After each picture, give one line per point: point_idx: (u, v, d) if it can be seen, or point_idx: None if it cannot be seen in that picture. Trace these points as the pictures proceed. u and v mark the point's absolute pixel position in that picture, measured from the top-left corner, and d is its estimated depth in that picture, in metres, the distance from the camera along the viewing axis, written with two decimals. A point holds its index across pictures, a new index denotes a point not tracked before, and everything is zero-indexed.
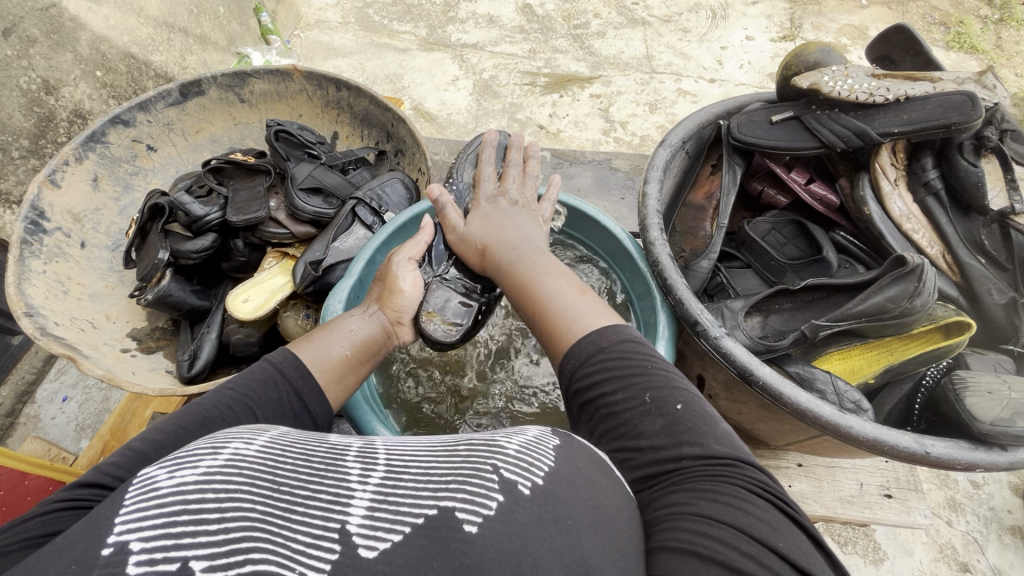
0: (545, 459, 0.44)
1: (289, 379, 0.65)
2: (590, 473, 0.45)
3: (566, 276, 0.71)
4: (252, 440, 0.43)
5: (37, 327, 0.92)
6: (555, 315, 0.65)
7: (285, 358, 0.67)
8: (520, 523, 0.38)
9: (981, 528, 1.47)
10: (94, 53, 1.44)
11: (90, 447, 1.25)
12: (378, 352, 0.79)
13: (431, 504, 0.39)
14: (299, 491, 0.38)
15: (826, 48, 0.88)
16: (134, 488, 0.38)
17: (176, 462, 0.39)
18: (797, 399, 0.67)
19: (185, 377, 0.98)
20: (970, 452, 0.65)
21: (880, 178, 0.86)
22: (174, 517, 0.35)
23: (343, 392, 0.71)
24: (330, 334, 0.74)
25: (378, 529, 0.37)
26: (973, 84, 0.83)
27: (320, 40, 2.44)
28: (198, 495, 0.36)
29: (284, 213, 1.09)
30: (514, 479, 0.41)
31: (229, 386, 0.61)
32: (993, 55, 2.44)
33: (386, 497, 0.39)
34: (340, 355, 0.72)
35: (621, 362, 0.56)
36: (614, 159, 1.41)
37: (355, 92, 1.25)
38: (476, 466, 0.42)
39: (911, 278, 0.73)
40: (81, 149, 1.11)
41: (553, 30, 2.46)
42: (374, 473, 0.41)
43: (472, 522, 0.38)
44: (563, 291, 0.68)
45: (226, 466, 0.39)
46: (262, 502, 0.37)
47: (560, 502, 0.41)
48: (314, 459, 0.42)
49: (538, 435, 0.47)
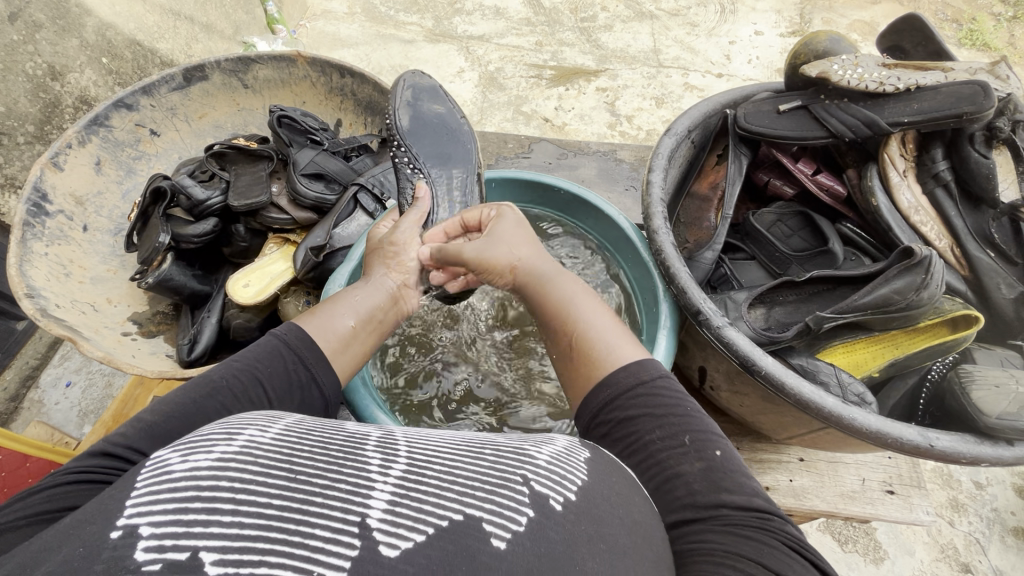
0: (576, 474, 0.45)
1: (296, 350, 0.63)
2: (621, 491, 0.47)
3: (590, 294, 0.69)
4: (267, 428, 0.43)
5: (38, 308, 0.92)
6: (586, 345, 0.62)
7: (290, 329, 0.65)
8: (551, 542, 0.39)
9: (983, 529, 1.46)
10: (100, 39, 1.43)
11: (92, 431, 1.26)
12: (385, 319, 0.76)
13: (456, 510, 0.38)
14: (317, 481, 0.38)
15: (836, 36, 0.86)
16: (147, 470, 0.38)
17: (189, 448, 0.40)
18: (801, 389, 0.66)
19: (185, 360, 0.98)
20: (975, 445, 0.64)
21: (889, 169, 0.84)
22: (187, 503, 0.35)
23: (353, 362, 0.69)
24: (333, 309, 0.71)
25: (400, 527, 0.36)
26: (986, 74, 0.82)
27: (326, 30, 2.43)
28: (211, 483, 0.36)
29: (286, 199, 1.08)
30: (546, 494, 0.42)
31: (235, 358, 0.61)
32: (1006, 53, 2.40)
33: (407, 494, 0.38)
34: (347, 327, 0.70)
35: (653, 401, 0.57)
36: (619, 150, 1.40)
37: (359, 79, 1.24)
38: (506, 476, 0.42)
39: (919, 270, 0.72)
40: (84, 132, 1.11)
41: (560, 23, 2.44)
42: (395, 466, 0.41)
43: (501, 537, 0.38)
44: (591, 313, 0.66)
45: (239, 453, 0.39)
46: (279, 494, 0.36)
47: (590, 519, 0.42)
48: (331, 448, 0.42)
49: (568, 446, 0.49)
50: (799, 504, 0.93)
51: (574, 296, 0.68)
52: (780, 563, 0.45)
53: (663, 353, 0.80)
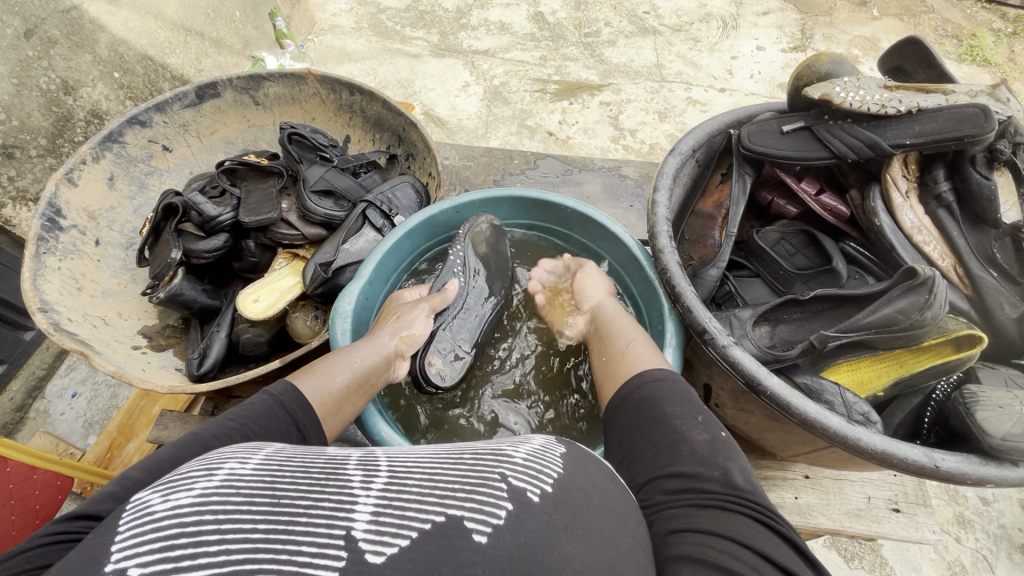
0: (551, 467, 0.46)
1: (290, 410, 0.63)
2: (597, 482, 0.48)
3: (634, 328, 0.84)
4: (246, 460, 0.44)
5: (51, 323, 0.94)
6: (628, 351, 0.77)
7: (286, 390, 0.65)
8: (529, 531, 0.40)
9: (991, 546, 1.45)
10: (113, 55, 1.47)
11: (98, 443, 1.28)
12: (376, 381, 0.79)
13: (438, 511, 0.39)
14: (300, 502, 0.39)
15: (838, 58, 0.88)
16: (128, 514, 0.38)
17: (168, 487, 0.40)
18: (806, 408, 0.67)
19: (194, 375, 0.99)
20: (980, 467, 0.64)
21: (892, 190, 0.85)
22: (172, 541, 0.35)
23: (339, 423, 0.70)
24: (331, 364, 0.74)
25: (384, 534, 0.37)
26: (986, 97, 0.83)
27: (334, 44, 2.46)
28: (194, 519, 0.36)
29: (295, 215, 1.09)
30: (523, 487, 0.43)
31: (229, 415, 0.58)
32: (1006, 68, 2.42)
33: (390, 503, 0.39)
34: (340, 386, 0.72)
35: (666, 392, 0.64)
36: (623, 166, 1.42)
37: (368, 96, 1.26)
38: (483, 476, 0.43)
39: (922, 290, 0.73)
40: (98, 149, 1.13)
41: (564, 38, 2.48)
42: (376, 480, 0.41)
43: (481, 532, 0.39)
44: (632, 338, 0.80)
45: (220, 487, 0.39)
46: (264, 519, 0.37)
47: (566, 507, 0.43)
48: (311, 472, 0.42)
49: (544, 443, 0.50)
50: (804, 522, 0.93)
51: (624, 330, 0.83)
52: (746, 536, 0.46)
53: None
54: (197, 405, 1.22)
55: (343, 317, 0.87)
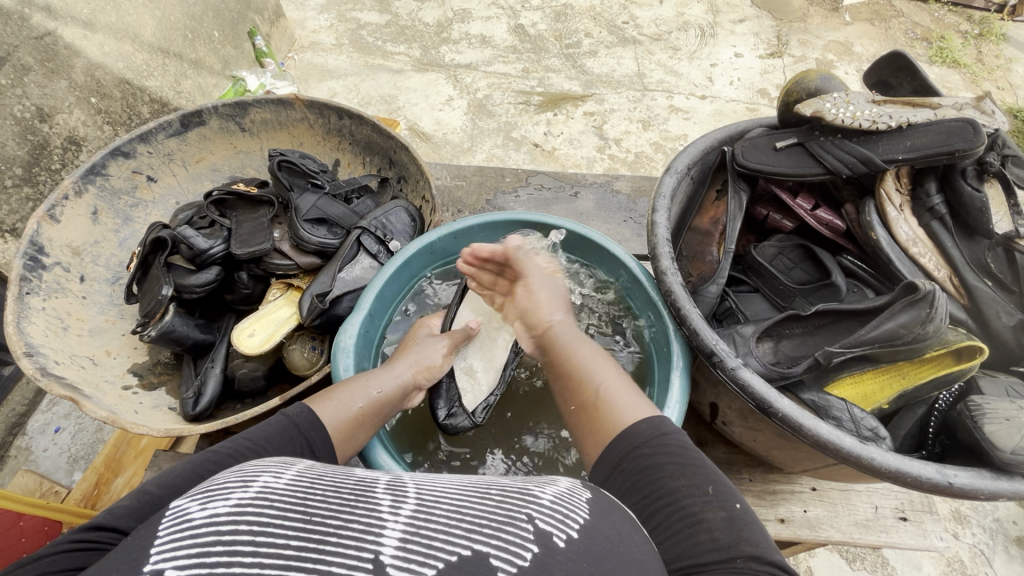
0: (577, 512, 0.45)
1: (303, 432, 0.62)
2: (622, 531, 0.46)
3: (607, 361, 0.74)
4: (280, 474, 0.43)
5: (38, 367, 0.90)
6: (603, 401, 0.66)
7: (302, 412, 0.64)
8: (554, 573, 0.38)
9: (987, 541, 1.47)
10: (89, 80, 1.43)
11: (84, 480, 1.23)
12: (389, 411, 0.77)
13: (465, 545, 0.38)
14: (331, 521, 0.38)
15: (826, 75, 0.90)
16: (168, 519, 0.38)
17: (208, 495, 0.39)
18: (819, 430, 0.67)
19: (190, 415, 0.95)
20: (992, 481, 0.64)
21: (886, 205, 0.86)
22: (209, 548, 0.34)
23: (349, 447, 0.68)
24: (349, 391, 0.72)
25: (412, 562, 0.36)
26: (973, 109, 0.85)
27: (314, 61, 2.45)
28: (231, 528, 0.36)
29: (289, 244, 1.07)
30: (549, 530, 0.41)
31: (243, 437, 0.57)
32: (975, 69, 2.49)
33: (418, 530, 0.38)
34: (357, 411, 0.70)
35: (669, 451, 0.58)
36: (614, 181, 1.42)
37: (357, 120, 1.25)
38: (511, 515, 0.42)
39: (923, 304, 0.73)
40: (81, 182, 1.10)
41: (546, 50, 2.50)
42: (405, 506, 0.40)
43: (506, 571, 0.37)
44: (604, 373, 0.71)
45: (256, 499, 0.39)
46: (297, 535, 0.36)
47: (593, 555, 0.41)
48: (343, 492, 0.41)
49: (569, 488, 0.49)
50: (814, 535, 0.93)
51: (592, 363, 0.73)
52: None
53: (677, 396, 0.80)
54: (187, 442, 1.18)
55: (345, 351, 0.86)
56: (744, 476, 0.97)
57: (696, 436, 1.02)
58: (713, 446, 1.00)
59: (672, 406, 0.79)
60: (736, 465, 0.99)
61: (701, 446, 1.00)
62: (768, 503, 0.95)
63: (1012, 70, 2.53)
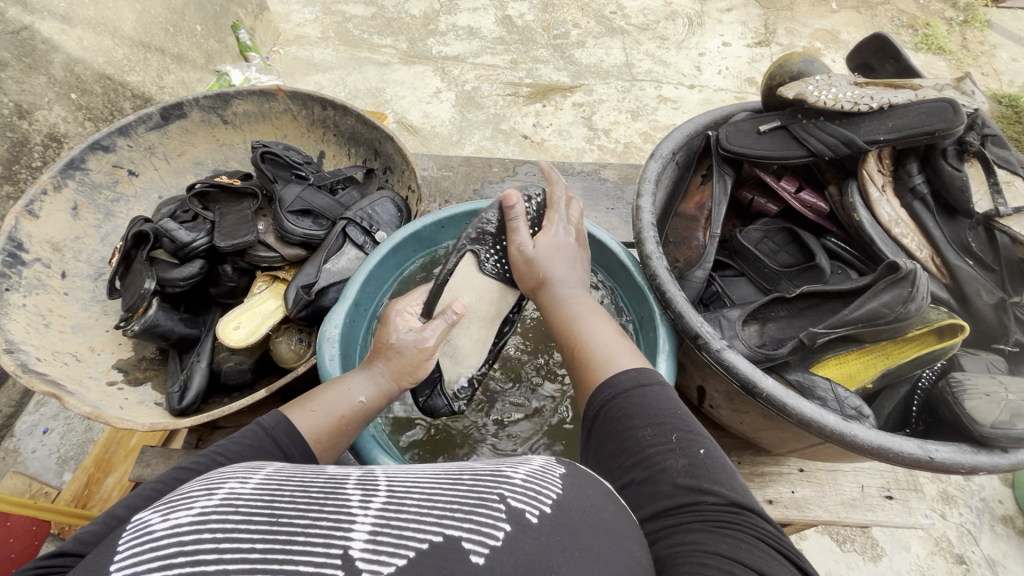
0: (550, 487, 0.44)
1: (282, 446, 0.61)
2: (596, 503, 0.46)
3: (605, 323, 0.76)
4: (247, 479, 0.43)
5: (19, 363, 0.89)
6: (590, 355, 0.70)
7: (278, 423, 0.62)
8: (527, 551, 0.38)
9: (974, 520, 1.49)
10: (68, 75, 1.41)
11: (74, 480, 1.22)
12: (374, 412, 0.74)
13: (436, 531, 0.38)
14: (299, 521, 0.37)
15: (809, 58, 0.90)
16: (130, 534, 0.38)
17: (169, 507, 0.39)
18: (801, 408, 0.67)
19: (175, 409, 0.94)
20: (971, 455, 0.65)
21: (869, 186, 0.87)
22: (170, 559, 0.34)
23: (333, 454, 0.68)
24: (331, 398, 0.70)
25: (382, 554, 0.36)
26: (953, 90, 0.85)
27: (300, 55, 2.41)
28: (193, 537, 0.36)
29: (273, 236, 1.06)
30: (521, 508, 0.41)
31: (220, 449, 0.56)
32: (960, 55, 2.50)
33: (388, 522, 0.38)
34: (338, 421, 0.68)
35: (647, 399, 0.59)
36: (602, 170, 1.42)
37: (341, 110, 1.24)
38: (482, 496, 0.41)
39: (905, 282, 0.74)
40: (60, 177, 1.08)
41: (533, 41, 2.48)
42: (376, 499, 0.40)
43: (478, 553, 0.37)
44: (604, 336, 0.72)
45: (221, 506, 0.38)
46: (262, 538, 0.36)
47: (567, 529, 0.41)
48: (311, 491, 0.41)
49: (543, 464, 0.48)
50: (801, 515, 0.94)
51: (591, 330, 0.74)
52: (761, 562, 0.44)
53: (663, 379, 0.81)
54: (176, 438, 1.17)
55: (330, 341, 0.85)
56: (732, 460, 0.98)
57: None
58: None
59: None
60: (725, 448, 0.99)
61: None
62: (757, 485, 0.96)
63: (996, 56, 2.55)
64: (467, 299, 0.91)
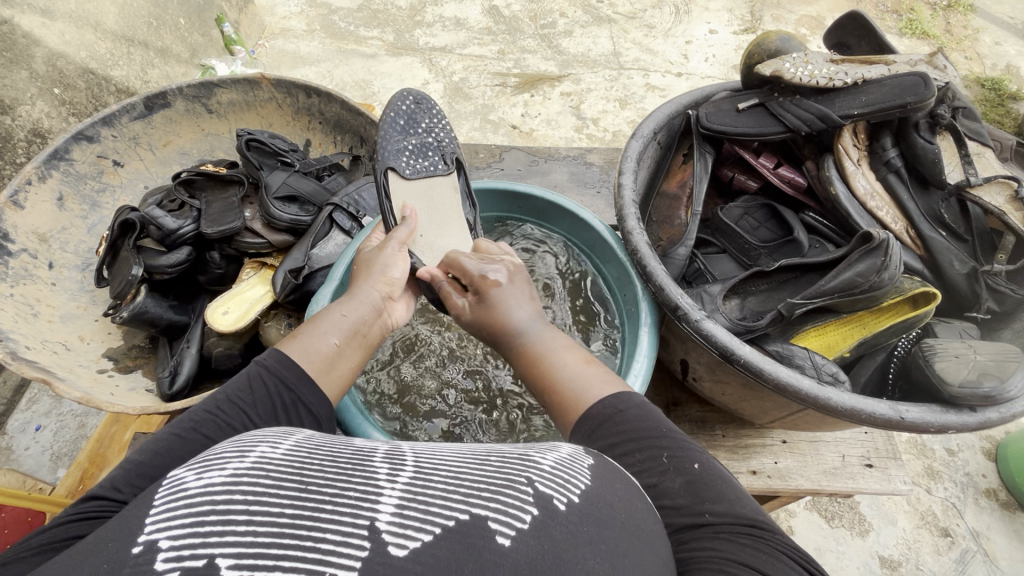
0: (580, 477, 0.45)
1: (277, 373, 0.63)
2: (625, 498, 0.46)
3: (570, 345, 0.69)
4: (278, 444, 0.44)
5: (9, 351, 0.90)
6: (557, 386, 0.63)
7: (269, 352, 0.65)
8: (554, 538, 0.39)
9: (958, 494, 1.53)
10: (51, 70, 1.40)
11: (68, 475, 1.22)
12: (371, 333, 0.76)
13: (463, 509, 0.39)
14: (327, 490, 0.39)
15: (786, 36, 0.92)
16: (164, 489, 0.39)
17: (203, 466, 0.41)
18: (779, 373, 0.69)
19: (166, 394, 0.95)
20: (940, 414, 0.67)
21: (844, 159, 0.89)
22: (202, 517, 0.35)
23: (339, 382, 0.68)
24: (319, 325, 0.71)
25: (408, 528, 0.37)
26: (925, 65, 0.88)
27: (286, 48, 2.40)
28: (225, 497, 0.37)
29: (260, 223, 1.07)
30: (549, 493, 0.42)
31: (218, 389, 0.61)
32: (944, 40, 2.52)
33: (415, 497, 0.39)
34: (332, 343, 0.69)
35: (627, 426, 0.55)
36: (588, 154, 1.43)
37: (326, 98, 1.24)
38: (510, 478, 0.43)
39: (879, 252, 0.76)
40: (44, 168, 1.08)
41: (520, 31, 2.48)
42: (402, 474, 0.41)
43: (505, 534, 0.38)
44: (570, 361, 0.65)
45: (252, 469, 0.40)
46: (291, 504, 0.37)
47: (592, 518, 0.41)
48: (339, 461, 0.42)
49: (572, 454, 0.49)
50: (785, 485, 0.96)
51: (561, 352, 0.67)
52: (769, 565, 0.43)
53: (646, 350, 0.83)
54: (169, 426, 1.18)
55: None
56: (717, 433, 1.00)
57: (670, 397, 1.04)
58: (687, 404, 1.03)
59: (641, 359, 0.81)
60: (710, 422, 1.02)
61: (676, 405, 1.03)
62: (741, 456, 0.98)
63: (979, 40, 2.57)
64: (414, 204, 0.97)
